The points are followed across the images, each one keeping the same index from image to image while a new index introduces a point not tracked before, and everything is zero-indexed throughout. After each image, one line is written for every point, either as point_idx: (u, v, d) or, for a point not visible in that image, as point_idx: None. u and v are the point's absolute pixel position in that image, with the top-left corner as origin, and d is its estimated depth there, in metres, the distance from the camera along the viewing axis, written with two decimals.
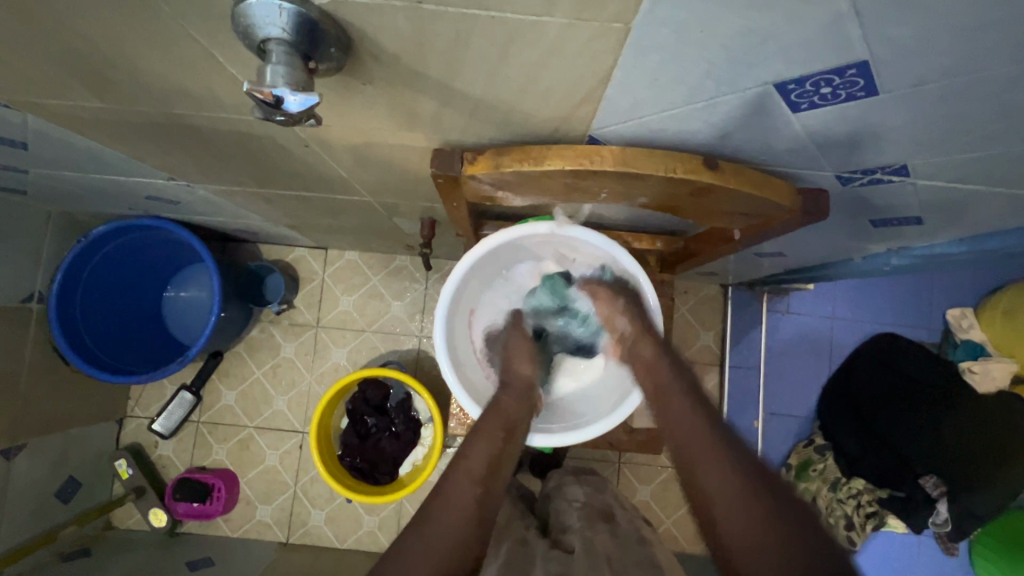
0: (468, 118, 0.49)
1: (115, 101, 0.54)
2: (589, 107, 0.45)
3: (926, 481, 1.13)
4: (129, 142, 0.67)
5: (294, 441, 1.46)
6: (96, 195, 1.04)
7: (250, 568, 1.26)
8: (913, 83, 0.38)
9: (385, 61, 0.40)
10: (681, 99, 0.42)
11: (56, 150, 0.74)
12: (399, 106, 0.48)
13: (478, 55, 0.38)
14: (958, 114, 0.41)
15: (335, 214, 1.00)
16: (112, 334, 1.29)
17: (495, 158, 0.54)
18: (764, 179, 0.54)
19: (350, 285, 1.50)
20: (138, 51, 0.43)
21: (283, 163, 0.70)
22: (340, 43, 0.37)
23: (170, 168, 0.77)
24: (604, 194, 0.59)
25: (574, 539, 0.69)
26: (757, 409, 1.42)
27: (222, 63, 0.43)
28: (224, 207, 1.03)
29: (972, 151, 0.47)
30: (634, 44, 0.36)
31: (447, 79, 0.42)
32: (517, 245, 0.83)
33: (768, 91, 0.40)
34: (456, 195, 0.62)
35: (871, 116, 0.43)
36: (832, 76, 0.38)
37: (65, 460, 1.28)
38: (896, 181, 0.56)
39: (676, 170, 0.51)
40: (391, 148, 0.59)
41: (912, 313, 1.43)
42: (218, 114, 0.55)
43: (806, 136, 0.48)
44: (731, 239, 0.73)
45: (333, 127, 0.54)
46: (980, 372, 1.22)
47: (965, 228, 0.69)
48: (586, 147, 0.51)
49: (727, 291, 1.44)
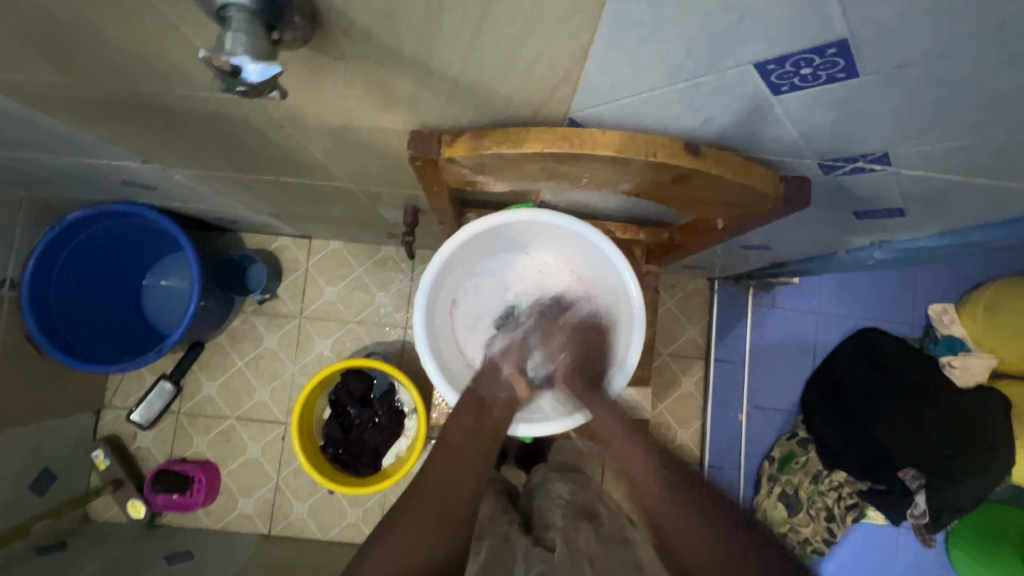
0: (445, 100, 0.48)
1: (78, 78, 0.52)
2: (568, 88, 0.44)
3: (906, 474, 1.18)
4: (98, 122, 0.65)
5: (276, 433, 1.45)
6: (70, 179, 1.00)
7: (230, 561, 1.25)
8: (893, 65, 0.37)
9: (355, 35, 0.38)
10: (660, 80, 0.41)
11: (26, 131, 0.72)
12: (372, 85, 0.46)
13: (452, 30, 0.37)
14: (939, 98, 0.40)
15: (317, 202, 0.98)
16: (88, 323, 1.26)
17: (473, 141, 0.52)
18: (746, 164, 0.53)
19: (335, 275, 1.48)
20: (97, 19, 0.41)
21: (259, 147, 0.69)
22: (306, 12, 0.35)
23: (142, 151, 0.75)
24: (585, 179, 0.57)
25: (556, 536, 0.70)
26: (740, 403, 1.44)
27: (187, 35, 0.42)
28: (203, 194, 1.01)
29: (953, 139, 0.47)
30: (610, 18, 0.34)
31: (421, 56, 0.40)
32: (501, 232, 0.81)
33: (747, 72, 0.39)
34: (436, 179, 0.61)
35: (851, 100, 0.42)
36: (813, 56, 0.37)
37: (41, 451, 1.26)
38: (878, 170, 0.55)
39: (656, 154, 0.50)
40: (368, 131, 0.57)
41: (895, 308, 1.46)
42: (185, 92, 0.53)
43: (789, 123, 0.47)
44: (715, 229, 0.72)
45: (308, 107, 0.52)
46: (960, 367, 1.25)
47: (945, 220, 0.70)
48: (567, 130, 0.50)
49: (713, 285, 1.45)
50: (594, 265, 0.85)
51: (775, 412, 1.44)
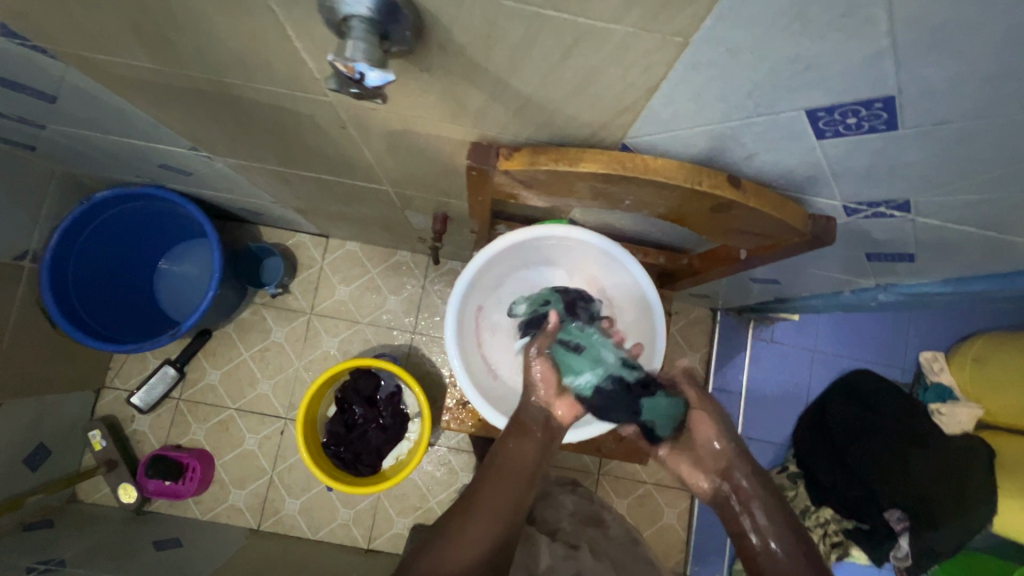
0: (512, 115, 0.52)
1: (166, 64, 0.56)
2: (630, 116, 0.48)
3: (891, 515, 1.23)
4: (164, 106, 0.68)
5: (275, 427, 1.45)
6: (109, 158, 1.03)
7: (220, 553, 1.24)
8: (931, 122, 0.41)
9: (450, 50, 0.42)
10: (718, 116, 0.45)
11: (87, 109, 0.75)
12: (447, 97, 0.50)
13: (541, 54, 0.41)
14: (965, 155, 0.45)
15: (349, 201, 1.02)
16: (102, 300, 1.27)
17: (531, 156, 0.56)
18: (781, 201, 0.57)
19: (348, 275, 1.50)
20: (209, 15, 0.45)
21: (312, 144, 0.72)
22: (415, 26, 0.39)
23: (195, 137, 0.78)
24: (627, 203, 0.61)
25: (577, 539, 0.77)
26: (735, 433, 1.48)
27: (288, 36, 0.45)
28: (237, 183, 1.04)
29: (971, 194, 0.51)
30: (688, 59, 0.39)
31: (504, 75, 0.44)
32: (532, 245, 0.85)
33: (799, 117, 0.44)
34: (483, 189, 0.64)
35: (886, 149, 0.47)
36: (861, 107, 0.41)
37: (39, 426, 1.25)
38: (897, 216, 0.60)
39: (701, 183, 0.54)
40: (426, 138, 0.61)
41: (888, 352, 1.52)
42: (263, 87, 0.56)
43: (825, 165, 0.51)
44: (737, 259, 0.75)
45: (377, 111, 0.56)
46: (948, 415, 1.31)
47: (951, 269, 0.74)
48: (621, 153, 0.54)
49: (716, 315, 1.49)
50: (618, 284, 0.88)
51: (767, 444, 1.48)
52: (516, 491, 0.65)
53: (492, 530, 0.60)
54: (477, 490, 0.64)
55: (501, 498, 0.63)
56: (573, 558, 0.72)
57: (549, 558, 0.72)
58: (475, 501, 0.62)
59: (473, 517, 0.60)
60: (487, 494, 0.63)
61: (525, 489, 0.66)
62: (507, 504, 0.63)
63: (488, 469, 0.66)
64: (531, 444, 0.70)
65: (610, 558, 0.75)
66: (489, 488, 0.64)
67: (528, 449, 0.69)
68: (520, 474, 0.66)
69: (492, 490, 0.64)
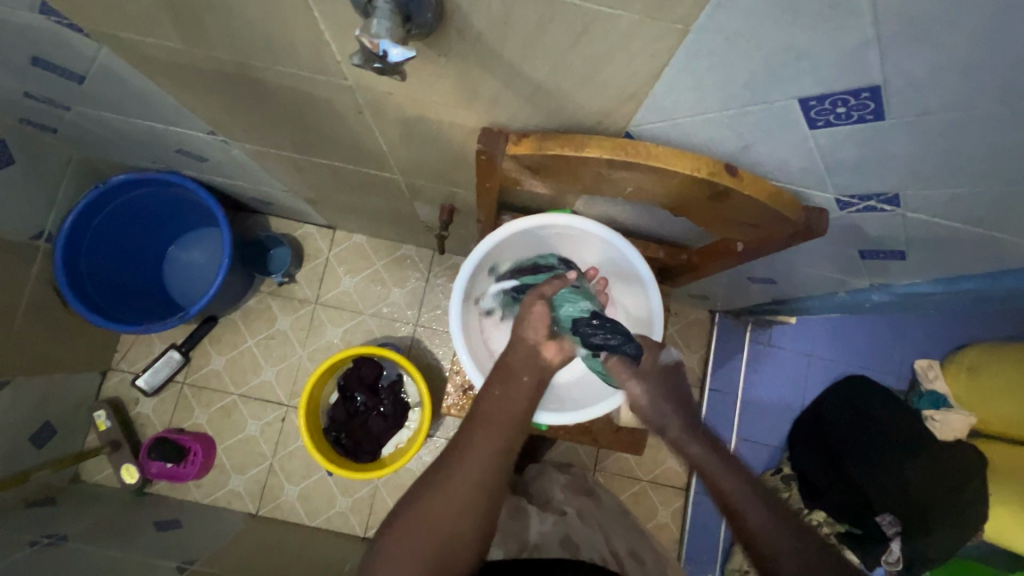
0: (522, 102, 0.54)
1: (195, 45, 0.58)
2: (634, 103, 0.51)
3: (884, 520, 1.23)
4: (188, 89, 0.71)
5: (277, 415, 1.47)
6: (127, 142, 1.06)
7: (219, 535, 1.25)
8: (914, 113, 0.44)
9: (467, 36, 0.45)
10: (716, 105, 0.48)
11: (112, 90, 0.78)
12: (462, 82, 0.53)
13: (551, 41, 0.43)
14: (948, 147, 0.47)
15: (358, 191, 1.04)
16: (113, 282, 1.30)
17: (539, 142, 0.58)
18: (777, 191, 0.59)
19: (354, 267, 1.53)
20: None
21: (327, 130, 0.75)
22: (436, 10, 0.42)
23: (215, 121, 0.81)
24: (629, 189, 0.64)
25: (565, 505, 0.85)
26: (730, 433, 1.50)
27: (314, 18, 0.48)
28: (251, 171, 1.07)
29: (957, 188, 0.54)
30: (688, 47, 0.41)
31: (516, 61, 0.47)
32: (536, 235, 0.88)
33: (792, 106, 0.46)
34: (491, 176, 0.67)
35: (874, 141, 0.49)
36: (849, 97, 0.44)
37: (46, 404, 1.27)
38: (887, 211, 0.62)
39: (701, 170, 0.57)
40: (439, 125, 0.64)
41: (883, 358, 1.54)
42: (285, 70, 0.59)
43: (817, 156, 0.54)
44: (735, 251, 0.77)
45: (393, 96, 0.59)
46: (942, 420, 1.31)
47: (943, 268, 0.76)
48: (623, 140, 0.56)
49: (714, 317, 1.52)
50: (618, 273, 0.91)
51: (761, 445, 1.50)
52: (504, 436, 0.69)
53: (477, 478, 0.64)
54: (464, 435, 0.68)
55: (486, 446, 0.67)
56: (561, 523, 0.79)
57: (540, 524, 0.79)
58: (462, 449, 0.66)
59: (461, 463, 0.65)
60: (474, 442, 0.67)
61: (513, 435, 0.70)
62: (493, 451, 0.67)
63: (476, 420, 0.70)
64: (518, 389, 0.75)
65: (597, 525, 0.82)
66: (476, 438, 0.67)
67: (514, 395, 0.74)
68: (507, 419, 0.70)
69: (479, 439, 0.67)
